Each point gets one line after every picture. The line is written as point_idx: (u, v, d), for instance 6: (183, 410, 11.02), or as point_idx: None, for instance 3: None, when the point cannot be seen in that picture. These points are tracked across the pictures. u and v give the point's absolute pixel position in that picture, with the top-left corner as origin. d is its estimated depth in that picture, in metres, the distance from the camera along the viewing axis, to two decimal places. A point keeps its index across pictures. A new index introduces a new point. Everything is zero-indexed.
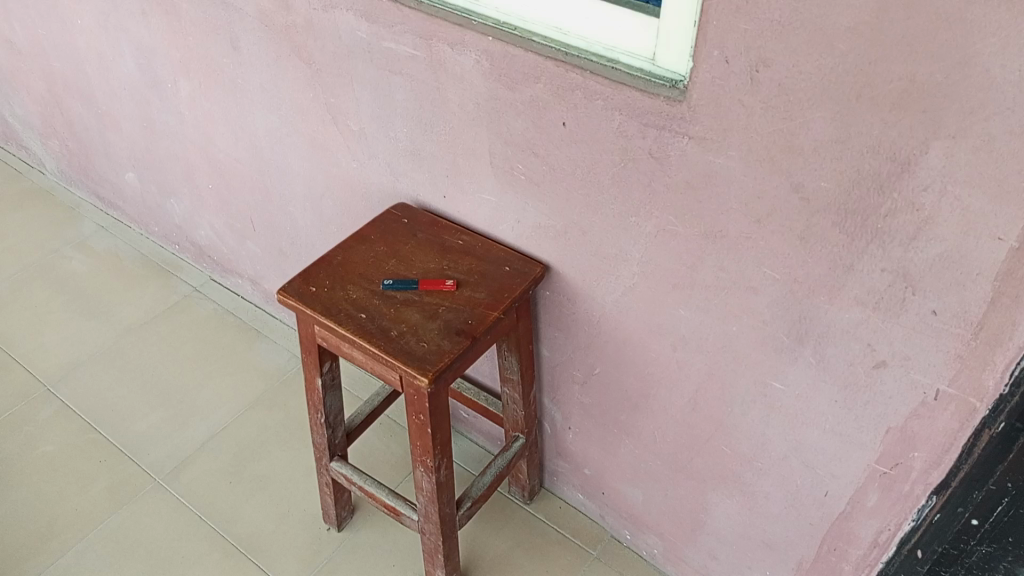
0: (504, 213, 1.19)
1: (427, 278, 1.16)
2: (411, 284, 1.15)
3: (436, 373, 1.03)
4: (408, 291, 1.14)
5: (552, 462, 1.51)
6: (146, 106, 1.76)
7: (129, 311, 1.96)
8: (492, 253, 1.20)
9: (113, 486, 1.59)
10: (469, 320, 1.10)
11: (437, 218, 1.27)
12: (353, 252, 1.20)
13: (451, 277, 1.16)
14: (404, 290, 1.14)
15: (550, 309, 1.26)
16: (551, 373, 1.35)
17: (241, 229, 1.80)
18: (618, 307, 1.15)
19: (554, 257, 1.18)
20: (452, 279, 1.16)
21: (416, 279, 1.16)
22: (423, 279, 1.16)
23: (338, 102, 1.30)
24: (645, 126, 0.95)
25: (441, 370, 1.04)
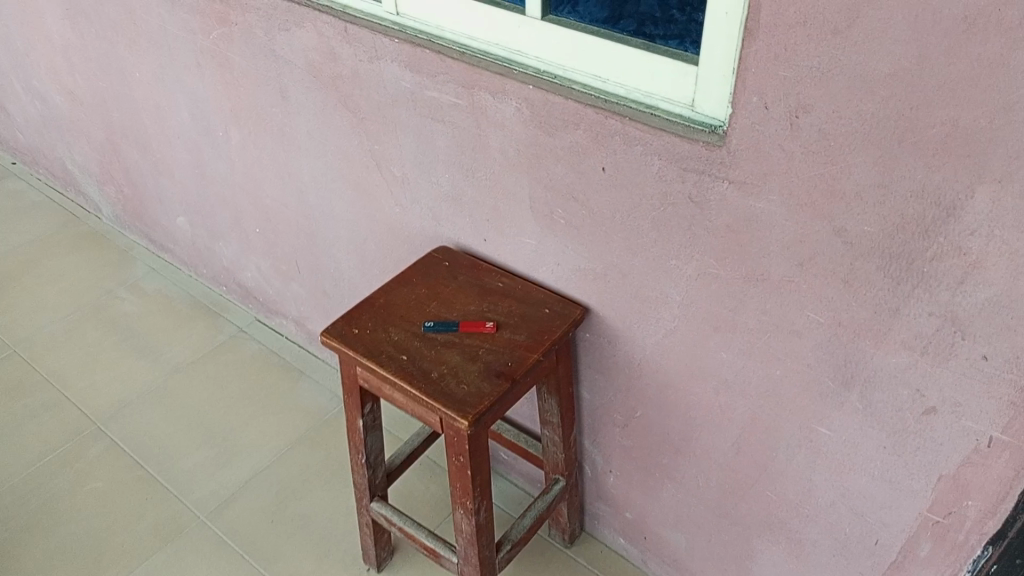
0: (544, 256, 1.20)
1: (466, 320, 1.17)
2: (451, 326, 1.16)
3: (477, 416, 1.04)
4: (448, 333, 1.15)
5: (592, 506, 1.50)
6: (198, 153, 1.83)
7: (176, 351, 2.01)
8: (532, 294, 1.21)
9: (159, 523, 1.61)
10: (509, 362, 1.10)
11: (477, 260, 1.29)
12: (394, 294, 1.22)
13: (489, 320, 1.16)
14: (444, 332, 1.15)
15: (590, 351, 1.25)
16: (591, 415, 1.35)
17: (286, 272, 1.84)
18: (659, 349, 1.15)
19: (594, 300, 1.18)
20: (490, 322, 1.16)
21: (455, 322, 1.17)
22: (462, 321, 1.17)
23: (382, 148, 1.34)
24: (685, 171, 0.96)
25: (483, 413, 1.05)
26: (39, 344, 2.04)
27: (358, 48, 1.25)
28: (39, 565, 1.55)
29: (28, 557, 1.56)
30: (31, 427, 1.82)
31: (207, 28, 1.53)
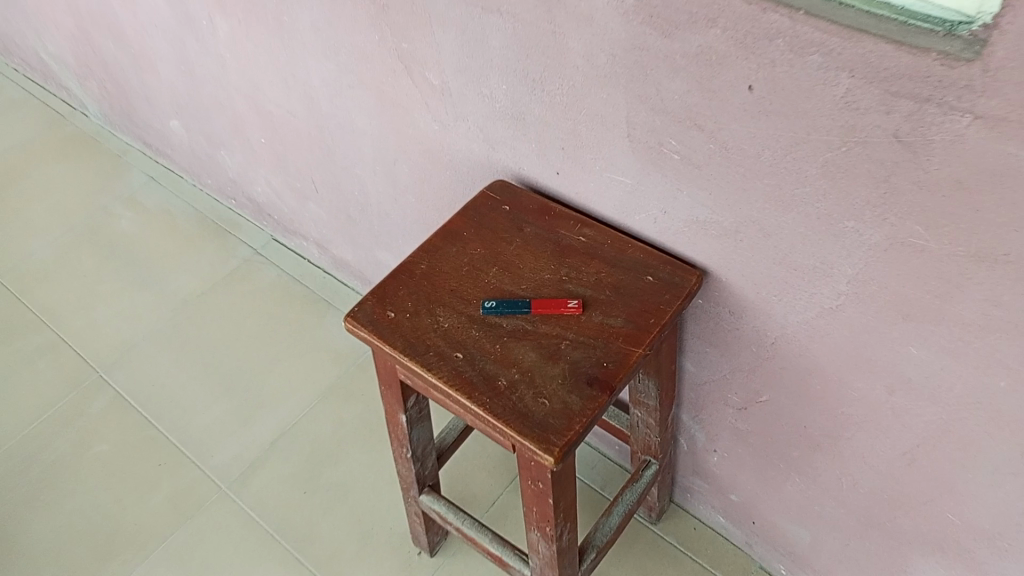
0: (643, 201, 0.87)
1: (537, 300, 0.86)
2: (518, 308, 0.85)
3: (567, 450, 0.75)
4: (516, 318, 0.85)
5: (686, 479, 1.24)
6: (182, 46, 1.47)
7: (185, 280, 1.74)
8: (626, 254, 0.88)
9: (176, 496, 1.40)
10: (603, 363, 0.80)
11: (547, 200, 0.96)
12: (440, 258, 0.91)
13: (570, 300, 0.85)
14: (509, 317, 0.85)
15: (701, 321, 0.95)
16: (694, 390, 1.06)
17: (302, 190, 1.52)
18: (807, 331, 0.84)
19: (714, 262, 0.86)
20: (572, 302, 0.85)
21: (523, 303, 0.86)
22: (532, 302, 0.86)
23: (413, 47, 0.98)
24: (894, 97, 0.61)
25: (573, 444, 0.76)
26: (28, 275, 1.78)
27: None
28: (45, 546, 1.35)
29: (32, 536, 1.37)
30: (26, 377, 1.59)
31: None
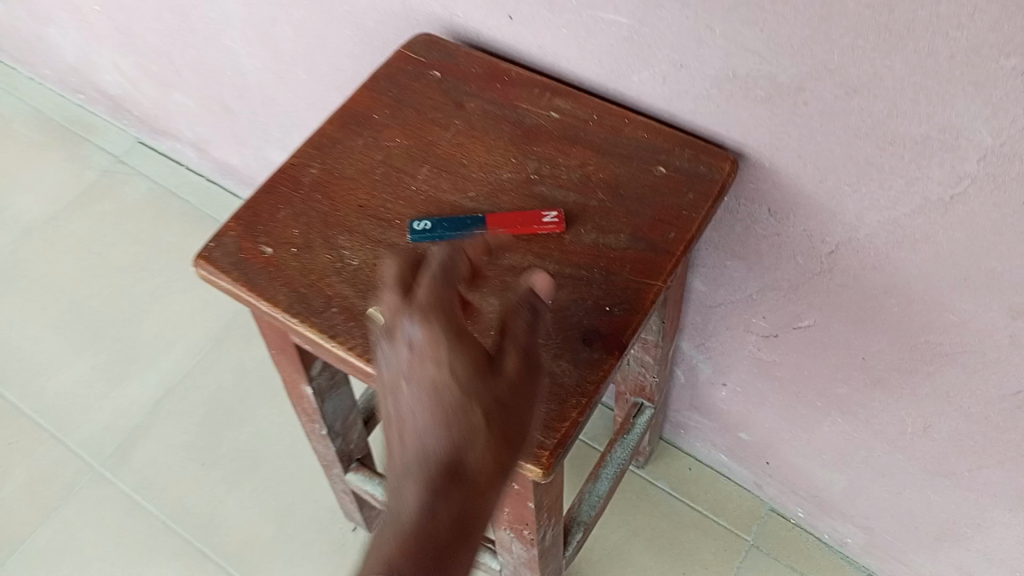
0: (645, 52, 0.57)
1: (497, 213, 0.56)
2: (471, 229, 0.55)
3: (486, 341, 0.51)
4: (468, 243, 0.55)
5: (679, 415, 1.00)
6: None
7: (27, 201, 1.36)
8: (621, 136, 0.59)
9: (35, 481, 1.09)
10: (607, 308, 0.52)
11: (495, 61, 0.64)
12: (341, 158, 0.60)
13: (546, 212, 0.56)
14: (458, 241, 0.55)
15: (724, 224, 0.67)
16: (703, 314, 0.80)
17: (159, 74, 1.15)
18: (892, 235, 0.57)
19: (753, 139, 0.57)
20: (549, 215, 0.56)
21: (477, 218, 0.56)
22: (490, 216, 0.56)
23: None
24: None
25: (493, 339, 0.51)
26: None
27: None
28: None
29: None
30: None
31: None
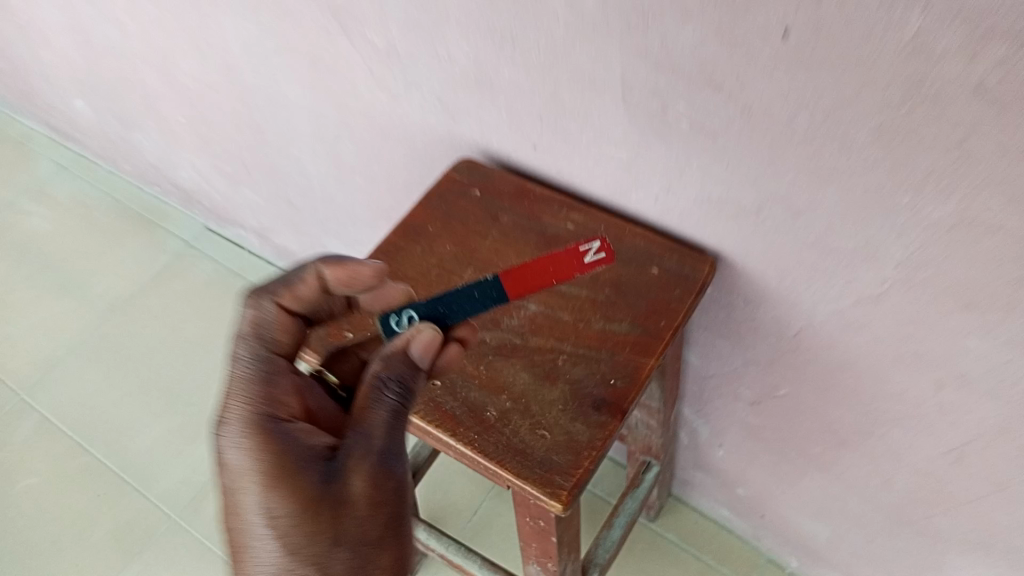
0: (641, 178, 0.73)
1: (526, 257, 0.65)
2: (481, 298, 0.64)
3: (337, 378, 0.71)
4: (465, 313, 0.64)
5: (685, 472, 1.13)
6: (74, 13, 1.24)
7: (110, 281, 1.54)
8: (625, 243, 0.74)
9: (119, 529, 1.24)
10: (612, 381, 0.67)
11: (523, 181, 0.81)
12: (403, 260, 0.76)
13: (557, 280, 0.65)
14: (461, 314, 0.64)
15: (710, 311, 0.82)
16: (699, 384, 0.94)
17: (232, 174, 1.33)
18: (843, 321, 0.71)
19: (729, 246, 0.73)
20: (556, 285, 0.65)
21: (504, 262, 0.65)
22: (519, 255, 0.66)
23: (348, 3, 0.80)
24: (982, 39, 0.47)
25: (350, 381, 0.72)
26: None
27: None
28: None
29: None
30: None
31: None
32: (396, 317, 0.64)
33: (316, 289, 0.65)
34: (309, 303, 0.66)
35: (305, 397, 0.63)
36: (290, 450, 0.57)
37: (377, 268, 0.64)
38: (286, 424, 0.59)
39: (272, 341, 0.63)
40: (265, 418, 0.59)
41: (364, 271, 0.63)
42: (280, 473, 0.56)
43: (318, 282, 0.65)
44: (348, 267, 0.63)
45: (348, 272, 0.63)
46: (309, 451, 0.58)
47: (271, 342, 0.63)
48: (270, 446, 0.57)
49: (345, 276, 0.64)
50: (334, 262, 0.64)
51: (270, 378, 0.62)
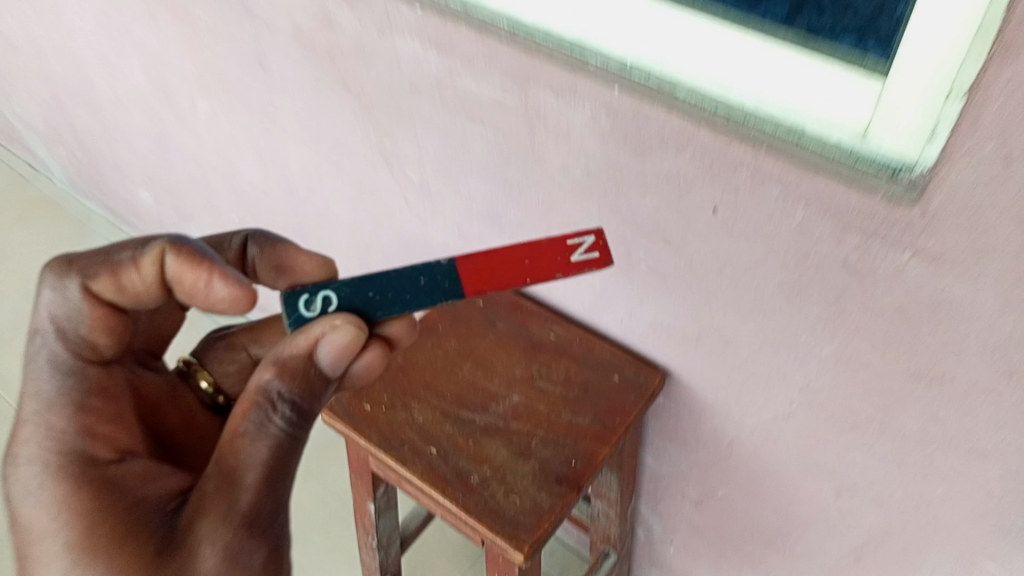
0: (611, 303, 0.92)
1: (494, 254, 0.65)
2: (427, 288, 0.63)
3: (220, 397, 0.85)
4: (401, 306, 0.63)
5: (641, 568, 1.26)
6: (157, 122, 1.46)
7: None
8: (595, 353, 0.93)
9: None
10: (573, 461, 0.83)
11: (518, 297, 1.00)
12: (415, 351, 0.94)
13: (529, 279, 0.65)
14: (396, 298, 0.63)
15: (663, 418, 0.99)
16: (653, 483, 1.09)
17: None
18: (763, 433, 0.89)
19: (677, 364, 0.91)
20: (527, 285, 0.65)
21: (466, 257, 0.65)
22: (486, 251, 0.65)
23: (395, 145, 1.02)
24: (845, 227, 0.68)
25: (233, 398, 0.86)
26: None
27: (364, 15, 0.91)
28: None
29: None
30: None
31: None
32: (308, 295, 0.63)
33: (153, 277, 0.68)
34: (133, 293, 0.70)
35: (121, 421, 0.71)
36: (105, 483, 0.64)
37: (229, 278, 0.67)
38: (104, 472, 0.65)
39: (87, 338, 0.71)
40: (94, 474, 0.65)
41: (209, 265, 0.67)
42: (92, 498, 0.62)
43: (155, 268, 0.68)
44: (198, 262, 0.67)
45: (185, 257, 0.67)
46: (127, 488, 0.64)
47: (84, 334, 0.71)
48: (81, 482, 0.64)
49: (185, 263, 0.67)
50: (173, 245, 0.67)
51: (80, 374, 0.71)
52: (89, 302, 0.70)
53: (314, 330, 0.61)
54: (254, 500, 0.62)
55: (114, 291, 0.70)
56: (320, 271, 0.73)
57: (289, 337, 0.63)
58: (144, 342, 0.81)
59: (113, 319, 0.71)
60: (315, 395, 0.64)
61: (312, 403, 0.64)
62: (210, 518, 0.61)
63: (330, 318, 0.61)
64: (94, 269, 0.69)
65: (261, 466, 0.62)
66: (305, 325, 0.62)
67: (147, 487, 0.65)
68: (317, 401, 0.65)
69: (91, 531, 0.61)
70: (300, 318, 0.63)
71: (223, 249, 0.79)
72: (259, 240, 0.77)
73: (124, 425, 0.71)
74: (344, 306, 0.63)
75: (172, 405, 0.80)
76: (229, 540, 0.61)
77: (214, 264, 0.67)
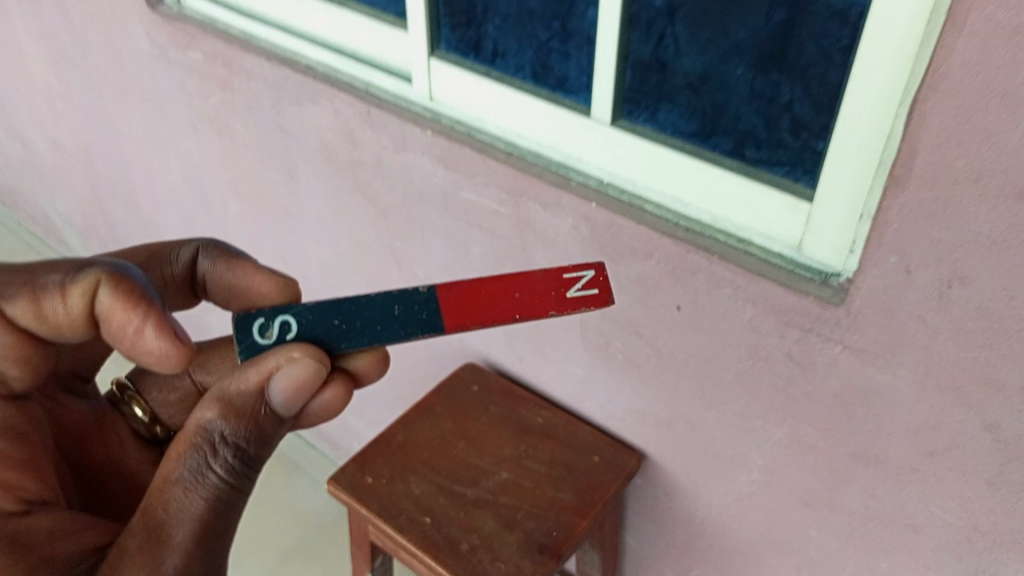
0: (593, 389, 1.02)
1: (480, 286, 0.66)
2: (402, 319, 0.65)
3: (158, 428, 0.91)
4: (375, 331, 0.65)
5: None
6: (190, 221, 1.57)
7: None
8: (578, 436, 1.03)
9: None
10: (554, 532, 0.92)
11: (510, 384, 1.10)
12: (414, 430, 1.03)
13: (519, 315, 0.66)
14: (367, 327, 0.66)
15: (640, 501, 1.07)
16: (634, 565, 1.16)
17: None
18: (730, 513, 0.97)
19: (651, 447, 1.00)
20: (515, 321, 0.66)
21: (450, 289, 0.66)
22: (472, 283, 0.67)
23: (405, 246, 1.15)
24: (786, 325, 0.78)
25: (168, 426, 0.91)
26: None
27: (382, 135, 1.06)
28: None
29: None
30: None
31: (206, 92, 1.29)
32: (264, 320, 0.66)
33: (80, 309, 0.66)
34: (52, 324, 0.67)
35: (33, 469, 0.69)
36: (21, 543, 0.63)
37: (164, 326, 0.67)
38: (17, 530, 0.64)
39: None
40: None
41: (146, 307, 0.67)
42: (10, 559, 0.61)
43: (83, 302, 0.66)
44: (134, 302, 0.66)
45: (121, 294, 0.66)
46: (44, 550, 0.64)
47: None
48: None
49: (119, 301, 0.66)
50: (110, 277, 0.66)
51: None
52: (2, 325, 0.67)
53: (268, 364, 0.65)
54: (179, 557, 0.65)
55: (32, 319, 0.67)
56: (281, 291, 0.80)
57: (237, 376, 0.67)
58: (70, 364, 0.87)
59: (28, 350, 0.69)
60: (254, 443, 0.69)
61: (251, 451, 0.69)
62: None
63: (286, 351, 0.65)
64: (13, 291, 0.66)
65: (191, 521, 0.66)
66: (259, 357, 0.66)
67: (56, 545, 0.65)
68: (250, 448, 0.70)
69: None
70: (254, 345, 0.66)
71: (171, 262, 0.86)
72: (210, 253, 0.86)
73: (34, 470, 0.69)
74: (301, 334, 0.66)
75: (100, 437, 0.86)
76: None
77: (152, 305, 0.67)
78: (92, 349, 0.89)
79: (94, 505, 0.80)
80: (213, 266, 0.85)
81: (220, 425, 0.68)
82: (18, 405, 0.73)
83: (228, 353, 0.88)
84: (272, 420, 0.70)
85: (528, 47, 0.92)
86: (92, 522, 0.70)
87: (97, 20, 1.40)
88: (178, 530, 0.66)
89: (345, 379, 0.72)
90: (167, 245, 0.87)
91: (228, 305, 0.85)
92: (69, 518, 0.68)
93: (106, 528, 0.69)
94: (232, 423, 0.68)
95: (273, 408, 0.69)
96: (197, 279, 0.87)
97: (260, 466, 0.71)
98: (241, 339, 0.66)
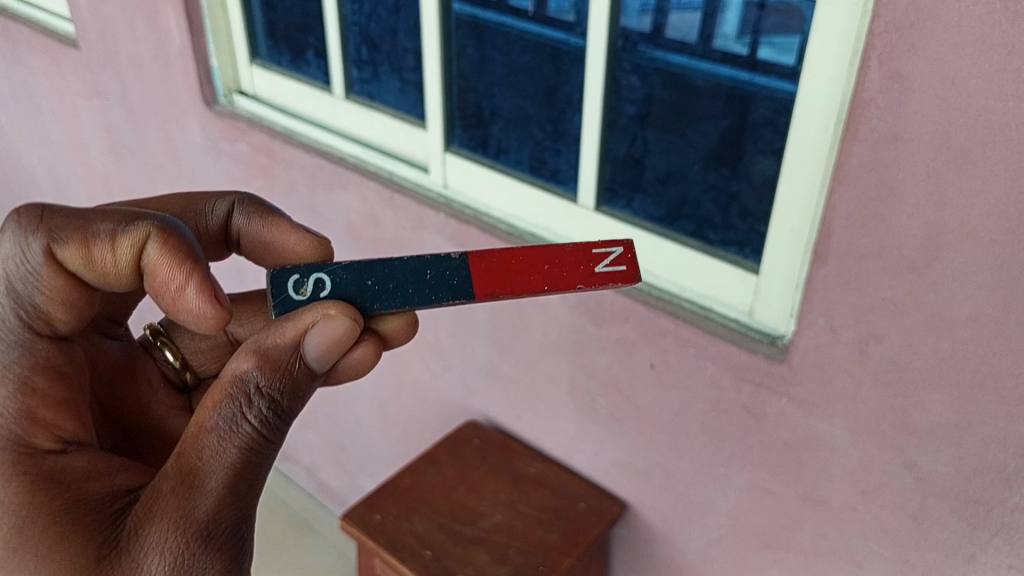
0: (581, 443, 1.15)
1: (510, 257, 0.68)
2: (434, 283, 0.67)
3: (188, 374, 0.93)
4: (402, 298, 0.67)
5: None
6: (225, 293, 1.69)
7: None
8: (567, 485, 1.15)
9: None
10: (541, 566, 1.03)
11: (508, 439, 1.22)
12: (419, 476, 1.15)
13: (549, 286, 0.67)
14: (399, 290, 0.67)
15: (623, 548, 1.17)
16: None
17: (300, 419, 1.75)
18: (703, 556, 1.07)
19: (632, 496, 1.12)
20: (545, 292, 0.67)
21: (480, 258, 0.68)
22: (502, 254, 0.68)
23: None
24: (741, 380, 0.91)
25: (199, 374, 0.93)
26: None
27: (402, 216, 1.22)
28: None
29: None
30: None
31: (250, 177, 1.47)
32: (299, 276, 0.68)
33: (128, 260, 0.67)
34: (98, 273, 0.68)
35: (71, 409, 0.71)
36: (54, 482, 0.66)
37: (207, 289, 0.68)
38: (50, 469, 0.67)
39: (43, 309, 0.70)
40: (34, 466, 0.66)
41: (191, 267, 0.68)
42: (42, 499, 0.64)
43: (132, 254, 0.67)
44: (179, 261, 0.67)
45: (169, 251, 0.67)
46: (75, 491, 0.66)
47: (40, 304, 0.69)
48: (29, 483, 0.65)
49: (165, 258, 0.67)
50: (160, 232, 0.67)
51: (28, 349, 0.70)
52: (50, 267, 0.68)
53: (305, 319, 0.66)
54: (211, 505, 0.67)
55: (80, 265, 0.68)
56: (314, 250, 0.84)
57: (274, 330, 0.68)
58: (105, 309, 0.88)
59: (72, 295, 0.70)
60: (288, 395, 0.69)
61: (283, 402, 0.69)
62: (163, 521, 0.66)
63: (322, 308, 0.66)
64: (64, 235, 0.67)
65: (224, 468, 0.67)
66: (294, 313, 0.67)
67: (90, 484, 0.67)
68: (292, 402, 0.70)
69: (25, 529, 0.63)
70: (288, 301, 0.68)
71: (207, 215, 0.87)
72: (245, 207, 0.87)
73: (73, 413, 0.71)
74: (335, 291, 0.68)
75: (127, 388, 0.88)
76: (179, 544, 0.66)
77: (195, 264, 0.68)
78: (128, 296, 0.89)
79: (124, 449, 0.85)
80: (250, 222, 0.86)
81: (256, 375, 0.68)
82: (61, 345, 0.73)
83: (262, 308, 0.91)
84: (307, 374, 0.70)
85: (527, 145, 1.12)
86: (127, 464, 0.72)
87: (159, 116, 1.60)
88: (211, 475, 0.67)
89: (376, 340, 0.74)
90: (204, 197, 0.88)
91: (264, 260, 0.87)
92: (104, 460, 0.71)
93: (140, 471, 0.72)
94: (266, 374, 0.68)
95: (307, 361, 0.69)
96: (231, 234, 0.88)
97: (294, 417, 0.71)
98: (276, 294, 0.68)
